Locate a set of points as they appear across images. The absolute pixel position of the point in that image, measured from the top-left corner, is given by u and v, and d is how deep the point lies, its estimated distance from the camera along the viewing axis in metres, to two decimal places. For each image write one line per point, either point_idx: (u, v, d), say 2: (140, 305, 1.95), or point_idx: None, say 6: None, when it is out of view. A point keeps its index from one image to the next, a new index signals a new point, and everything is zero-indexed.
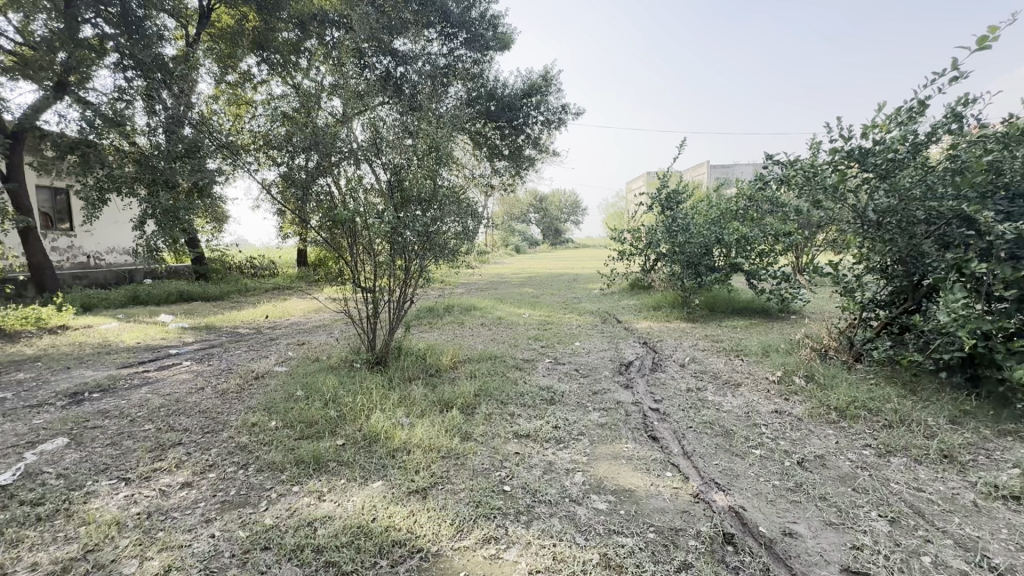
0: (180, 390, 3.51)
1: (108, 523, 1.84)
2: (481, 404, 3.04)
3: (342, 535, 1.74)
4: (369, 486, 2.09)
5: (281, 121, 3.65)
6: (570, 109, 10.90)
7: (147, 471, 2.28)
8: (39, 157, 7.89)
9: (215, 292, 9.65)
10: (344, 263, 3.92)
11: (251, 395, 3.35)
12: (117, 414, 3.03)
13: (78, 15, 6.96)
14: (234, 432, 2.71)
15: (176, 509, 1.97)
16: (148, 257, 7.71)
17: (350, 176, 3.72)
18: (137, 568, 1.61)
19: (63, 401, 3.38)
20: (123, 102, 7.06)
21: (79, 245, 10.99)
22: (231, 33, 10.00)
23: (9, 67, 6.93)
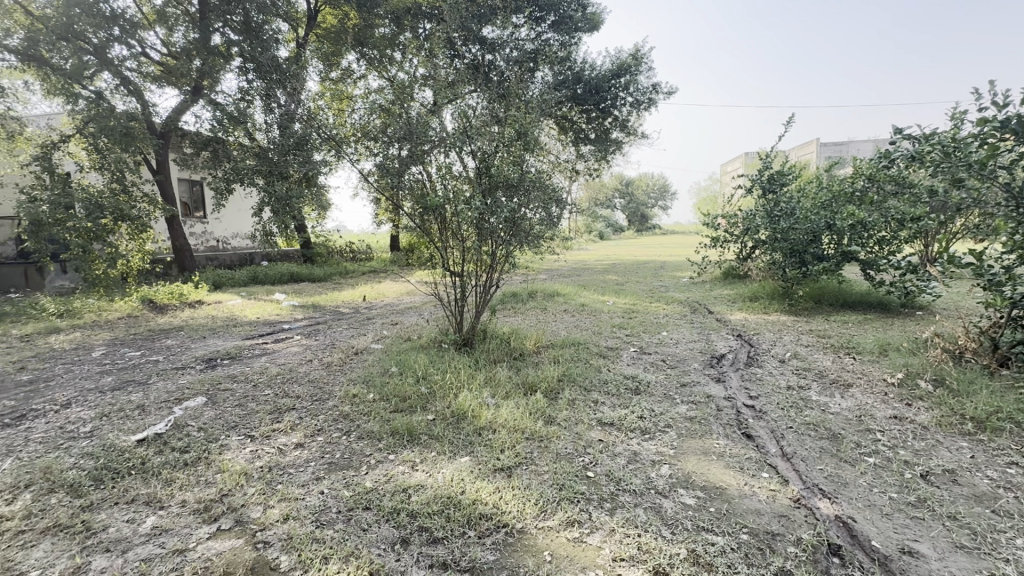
0: (292, 361, 3.92)
1: (238, 473, 2.12)
2: (564, 389, 3.05)
3: (434, 503, 1.85)
4: (457, 461, 2.20)
5: (380, 114, 3.88)
6: (662, 88, 10.35)
7: (268, 430, 2.58)
8: (181, 153, 9.05)
9: (320, 274, 10.54)
10: (434, 248, 4.09)
11: (352, 368, 3.65)
12: (242, 379, 3.45)
13: (209, 26, 7.95)
14: (338, 401, 2.97)
15: (291, 466, 2.21)
16: (265, 241, 8.60)
17: (442, 164, 3.85)
18: (261, 514, 1.83)
19: (201, 365, 3.91)
20: (245, 101, 7.90)
21: (210, 231, 12.53)
22: (334, 32, 10.72)
23: (158, 76, 8.02)
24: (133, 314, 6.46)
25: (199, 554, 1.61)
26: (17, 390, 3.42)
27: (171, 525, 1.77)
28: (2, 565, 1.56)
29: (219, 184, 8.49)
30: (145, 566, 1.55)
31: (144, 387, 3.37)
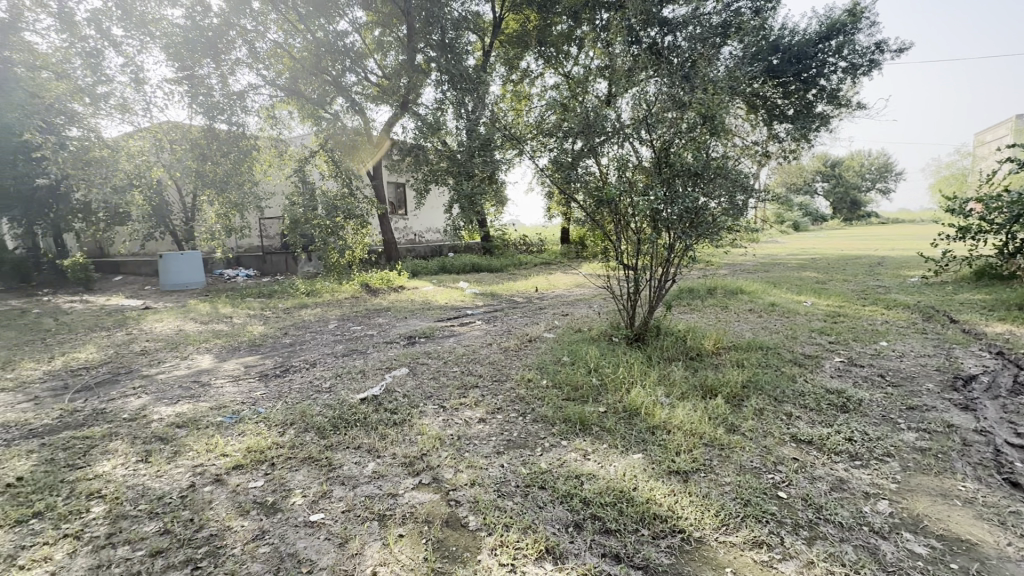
0: (476, 343, 4.34)
1: (434, 437, 2.44)
2: (750, 397, 2.76)
3: (606, 494, 1.87)
4: (629, 457, 2.17)
5: (557, 111, 4.02)
6: (888, 45, 8.54)
7: (456, 403, 2.91)
8: (390, 160, 10.65)
9: (497, 265, 11.38)
10: (607, 240, 4.06)
11: (527, 354, 3.88)
12: (436, 355, 3.94)
13: (415, 47, 9.04)
14: (515, 383, 3.19)
15: (476, 437, 2.46)
16: (453, 235, 9.62)
17: (618, 156, 3.79)
18: (453, 476, 2.08)
19: (404, 341, 4.59)
20: (440, 111, 8.77)
21: (411, 226, 14.51)
22: (516, 36, 11.26)
23: (376, 96, 9.55)
24: (355, 295, 7.87)
25: (407, 500, 1.90)
26: (283, 350, 4.48)
27: (386, 472, 2.12)
28: (278, 481, 2.06)
29: (419, 185, 9.77)
30: (369, 502, 1.89)
31: (364, 355, 4.10)
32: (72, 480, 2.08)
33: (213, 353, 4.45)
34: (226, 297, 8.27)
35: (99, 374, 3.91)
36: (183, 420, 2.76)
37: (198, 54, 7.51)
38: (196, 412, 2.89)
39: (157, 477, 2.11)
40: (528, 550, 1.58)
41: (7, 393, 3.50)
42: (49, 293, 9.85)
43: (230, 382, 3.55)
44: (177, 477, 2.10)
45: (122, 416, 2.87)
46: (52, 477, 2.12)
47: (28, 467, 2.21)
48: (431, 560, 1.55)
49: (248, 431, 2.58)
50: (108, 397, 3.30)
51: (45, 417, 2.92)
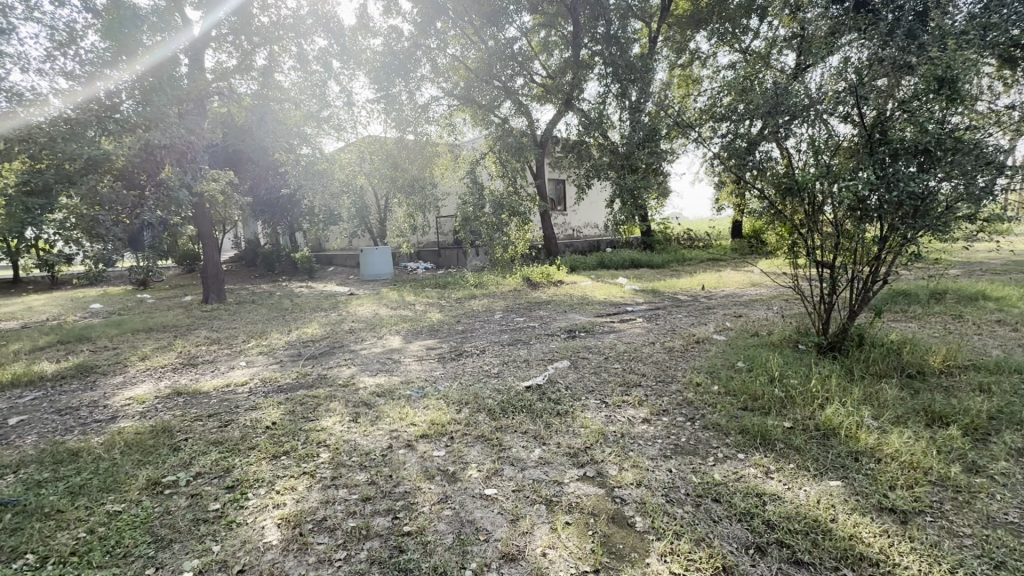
0: (637, 341, 4.21)
1: (597, 432, 2.44)
2: (1002, 432, 2.17)
3: (796, 520, 1.66)
4: (824, 483, 1.89)
5: (733, 92, 3.67)
6: None
7: (619, 400, 2.87)
8: (553, 157, 10.93)
9: (658, 261, 10.88)
10: (795, 234, 3.56)
11: (694, 357, 3.64)
12: (597, 351, 3.94)
13: (580, 43, 9.12)
14: (682, 386, 3.02)
15: (641, 437, 2.39)
16: (613, 230, 9.47)
17: (811, 136, 3.27)
18: (617, 473, 2.06)
19: (564, 334, 4.69)
20: (606, 104, 8.86)
21: (570, 221, 14.72)
22: (686, 16, 10.55)
23: (541, 95, 9.94)
24: (517, 288, 8.30)
25: (572, 490, 1.94)
26: (457, 336, 4.93)
27: (552, 459, 2.20)
28: (456, 454, 2.28)
29: (580, 180, 9.84)
30: (537, 485, 1.98)
31: (527, 346, 4.30)
32: (306, 430, 2.60)
33: (401, 335, 5.13)
34: (410, 286, 9.43)
35: (321, 346, 4.81)
36: (381, 390, 3.24)
37: (393, 75, 8.72)
38: (391, 384, 3.37)
39: (365, 436, 2.51)
40: (703, 564, 1.48)
41: (263, 356, 4.52)
42: (286, 280, 12.43)
43: (416, 360, 4.05)
44: (379, 438, 2.47)
45: (338, 382, 3.48)
46: (293, 425, 2.67)
47: (278, 415, 2.83)
48: (598, 553, 1.56)
49: (431, 405, 2.91)
50: (327, 365, 4.03)
51: (287, 377, 3.70)
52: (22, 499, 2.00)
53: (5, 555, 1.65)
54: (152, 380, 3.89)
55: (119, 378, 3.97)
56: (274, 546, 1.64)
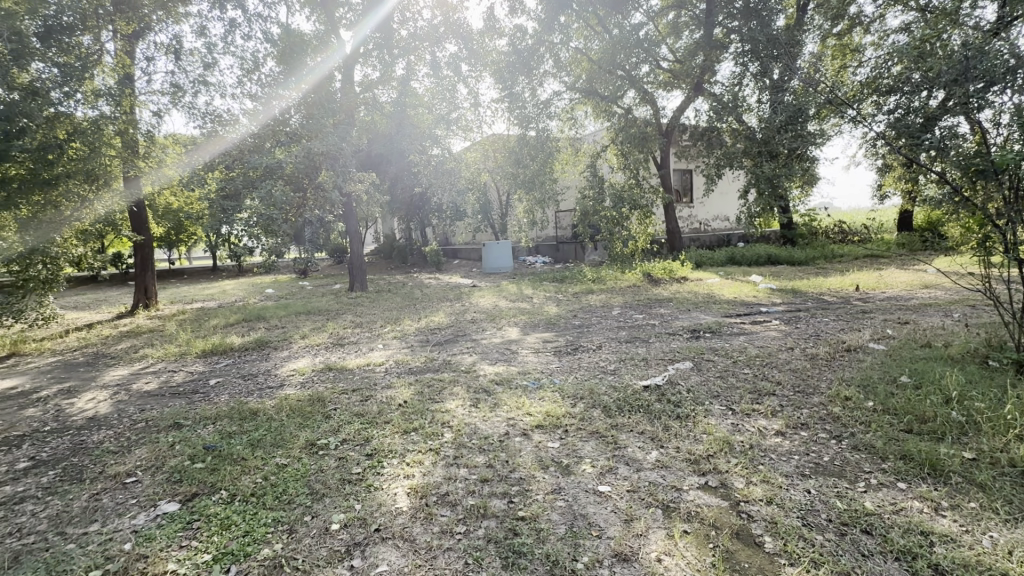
0: (772, 345, 3.83)
1: (722, 440, 2.28)
2: None
3: (977, 571, 1.38)
4: (1020, 531, 1.54)
5: (905, 60, 3.22)
6: None
7: (749, 408, 2.64)
8: (680, 147, 10.34)
9: (801, 257, 9.71)
10: (989, 227, 2.88)
11: (843, 366, 3.20)
12: (724, 353, 3.66)
13: (714, 21, 8.40)
14: (826, 399, 2.68)
15: (774, 451, 2.18)
16: (747, 223, 8.67)
17: (1016, 105, 2.66)
18: (744, 486, 1.91)
19: (687, 334, 4.43)
20: (742, 86, 8.08)
21: (696, 214, 13.83)
22: None
23: (670, 81, 9.43)
24: (637, 284, 8.04)
25: (692, 498, 1.84)
26: (573, 331, 4.94)
27: (670, 464, 2.11)
28: (570, 447, 2.30)
29: (710, 170, 9.15)
30: (652, 489, 1.92)
31: (647, 344, 4.15)
32: (433, 410, 2.82)
33: (519, 327, 5.29)
34: (529, 280, 9.66)
35: (446, 334, 5.16)
36: (500, 378, 3.38)
37: (516, 74, 8.79)
38: (509, 373, 3.50)
39: (484, 421, 2.64)
40: None
41: (398, 340, 5.00)
42: (418, 271, 13.53)
43: (532, 352, 4.15)
44: (497, 425, 2.58)
45: (460, 368, 3.72)
46: (421, 405, 2.92)
47: (409, 394, 3.11)
48: (720, 568, 1.46)
49: (546, 397, 2.96)
50: (451, 352, 4.32)
51: (417, 361, 4.04)
52: (218, 445, 2.48)
53: (207, 489, 2.05)
54: (310, 356, 4.54)
55: (285, 352, 4.70)
56: (405, 512, 1.82)
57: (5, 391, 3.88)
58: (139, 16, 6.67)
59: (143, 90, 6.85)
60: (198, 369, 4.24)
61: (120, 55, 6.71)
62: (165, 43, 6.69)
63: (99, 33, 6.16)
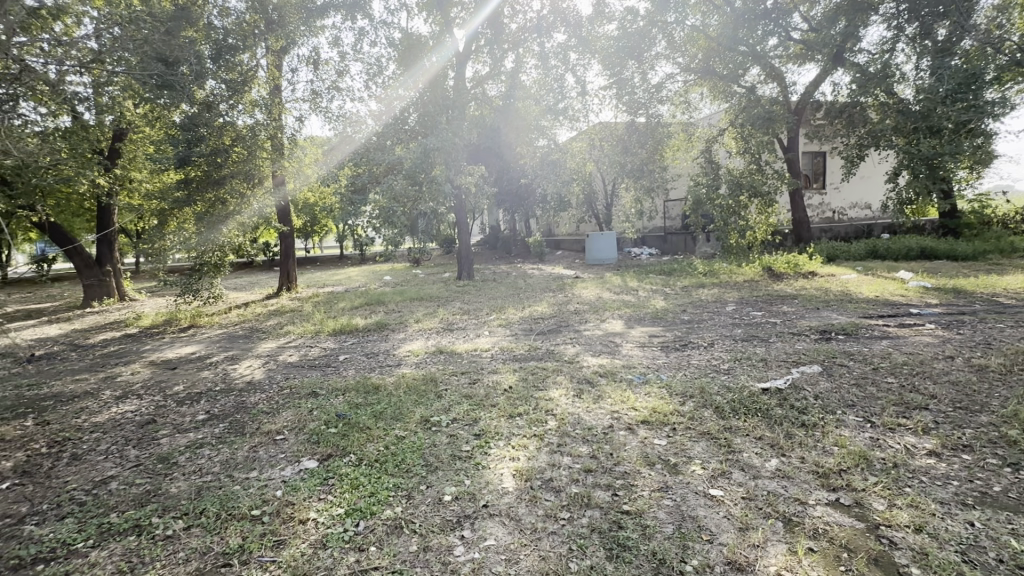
0: (924, 352, 3.31)
1: (857, 454, 2.04)
2: None
3: None
4: None
5: None
6: None
7: (893, 422, 2.32)
8: (813, 126, 9.25)
9: (967, 250, 8.20)
10: None
11: (1022, 382, 2.67)
12: (861, 358, 3.25)
13: None
14: (998, 419, 2.26)
15: (926, 473, 1.89)
16: (895, 211, 7.52)
17: None
18: (885, 509, 1.69)
19: (814, 335, 4.00)
20: (894, 52, 7.01)
21: (829, 202, 12.33)
22: None
23: (803, 53, 8.46)
24: (755, 279, 7.41)
25: (819, 514, 1.68)
26: (682, 326, 4.71)
27: (792, 474, 1.93)
28: (679, 446, 2.21)
29: (850, 151, 8.07)
30: (772, 499, 1.78)
31: (766, 344, 3.82)
32: (537, 397, 2.88)
33: (623, 320, 5.16)
34: (634, 272, 9.37)
35: (549, 324, 5.22)
36: (604, 370, 3.35)
37: (626, 58, 8.44)
38: (613, 366, 3.45)
39: (588, 412, 2.64)
40: None
41: (502, 328, 5.16)
42: (521, 262, 13.80)
43: (638, 346, 4.03)
44: (601, 417, 2.56)
45: (564, 358, 3.74)
46: (526, 391, 3.00)
47: (513, 380, 3.21)
48: None
49: (653, 393, 2.87)
50: (555, 342, 4.36)
51: (521, 349, 4.14)
52: (347, 414, 2.77)
53: (340, 451, 2.32)
54: (423, 339, 4.87)
55: (401, 335, 5.09)
56: (510, 492, 1.89)
57: (186, 356, 4.71)
58: (286, 32, 7.22)
59: (288, 98, 7.79)
60: (329, 346, 4.78)
61: (270, 68, 7.65)
62: (306, 54, 7.51)
63: (255, 50, 7.09)
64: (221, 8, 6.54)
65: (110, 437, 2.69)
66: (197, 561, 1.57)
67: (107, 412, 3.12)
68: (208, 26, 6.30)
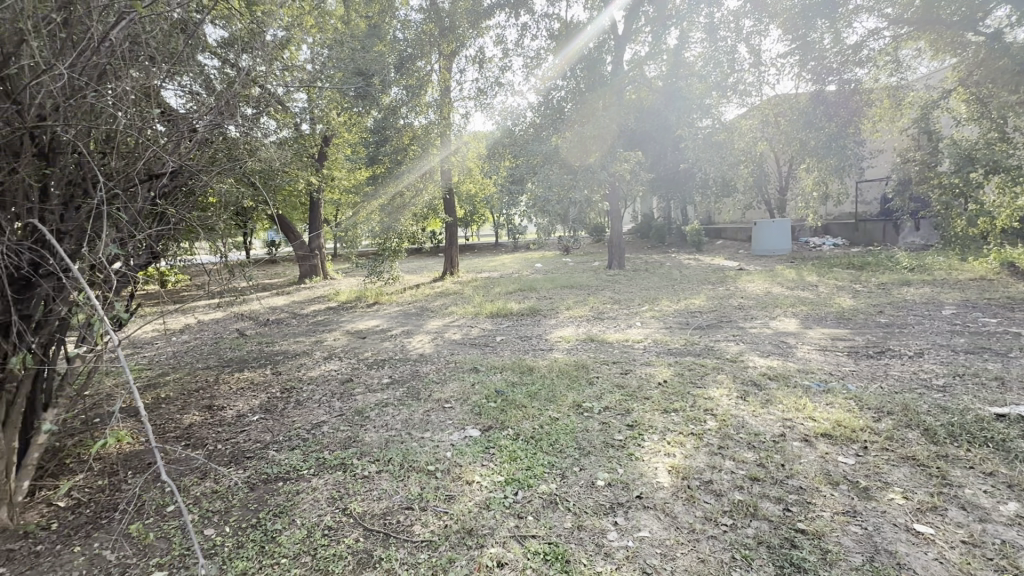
0: None
1: None
2: None
3: None
4: None
5: None
6: None
7: None
8: None
9: None
10: None
11: None
12: None
13: None
14: None
15: None
16: None
17: None
18: None
19: None
20: None
21: None
22: None
23: None
24: (987, 278, 5.89)
25: None
26: (877, 330, 3.99)
27: None
28: (872, 468, 1.90)
29: None
30: (1007, 550, 1.43)
31: (1003, 359, 3.03)
32: (695, 394, 2.73)
33: (799, 318, 4.57)
34: (812, 265, 8.21)
35: (708, 318, 4.87)
36: (774, 373, 3.02)
37: (814, 19, 6.96)
38: (786, 369, 3.09)
39: (754, 416, 2.42)
40: None
41: (656, 320, 4.97)
42: (676, 252, 13.06)
43: (818, 349, 3.54)
44: (769, 423, 2.33)
45: (725, 356, 3.46)
46: (682, 387, 2.86)
47: (669, 374, 3.09)
48: None
49: (837, 403, 2.50)
50: (715, 338, 4.06)
51: (676, 343, 3.95)
52: (505, 391, 2.97)
53: (499, 424, 2.50)
54: (574, 326, 4.95)
55: (553, 321, 5.25)
56: (665, 488, 1.84)
57: (373, 328, 5.51)
58: (457, 36, 7.80)
59: (457, 98, 8.46)
60: (487, 327, 5.14)
61: (442, 72, 8.33)
62: (472, 55, 8.06)
63: (429, 57, 7.81)
64: (404, 23, 7.43)
65: (320, 389, 3.30)
66: (387, 501, 1.85)
67: (318, 369, 3.84)
68: (393, 42, 7.33)
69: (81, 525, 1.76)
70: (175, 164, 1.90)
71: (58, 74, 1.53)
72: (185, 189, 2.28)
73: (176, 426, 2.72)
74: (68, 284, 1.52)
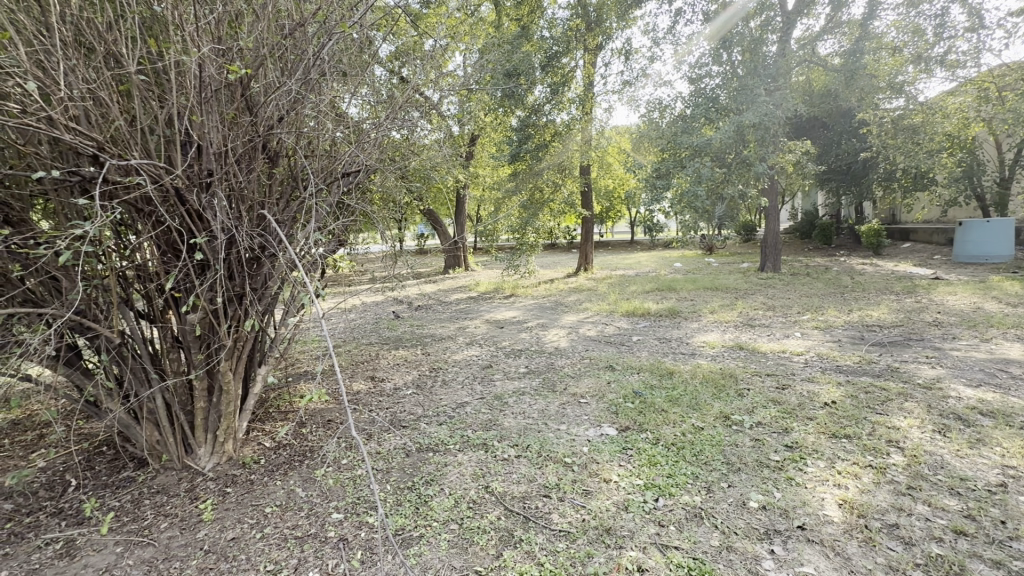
0: None
1: None
2: None
3: None
4: None
5: None
6: None
7: None
8: None
9: None
10: None
11: None
12: None
13: None
14: None
15: None
16: None
17: None
18: None
19: None
20: None
21: None
22: None
23: None
24: None
25: None
26: None
27: None
28: None
29: None
30: None
31: None
32: (874, 421, 2.34)
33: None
34: None
35: (892, 334, 4.12)
36: (989, 408, 2.43)
37: None
38: (1006, 405, 2.47)
39: (958, 457, 1.98)
40: None
41: (819, 331, 4.37)
42: (847, 255, 11.31)
43: None
44: (981, 468, 1.90)
45: (917, 381, 2.89)
46: (857, 411, 2.47)
47: (839, 395, 2.69)
48: None
49: None
50: (900, 358, 3.41)
51: (847, 359, 3.42)
52: (644, 393, 2.87)
53: (636, 426, 2.43)
54: (719, 331, 4.58)
55: (695, 324, 4.93)
56: (836, 523, 1.61)
57: (510, 318, 5.74)
58: (603, 29, 7.66)
59: (600, 92, 8.34)
60: (623, 326, 5.01)
61: (587, 67, 8.25)
62: (618, 47, 7.86)
63: (574, 52, 7.81)
64: (550, 21, 7.58)
65: (462, 372, 3.55)
66: (525, 485, 1.91)
67: (461, 353, 4.12)
68: (541, 40, 7.52)
69: (282, 463, 2.14)
70: (362, 162, 2.17)
71: (286, 89, 1.85)
72: (364, 185, 2.59)
73: (348, 391, 3.15)
74: (286, 264, 1.84)
